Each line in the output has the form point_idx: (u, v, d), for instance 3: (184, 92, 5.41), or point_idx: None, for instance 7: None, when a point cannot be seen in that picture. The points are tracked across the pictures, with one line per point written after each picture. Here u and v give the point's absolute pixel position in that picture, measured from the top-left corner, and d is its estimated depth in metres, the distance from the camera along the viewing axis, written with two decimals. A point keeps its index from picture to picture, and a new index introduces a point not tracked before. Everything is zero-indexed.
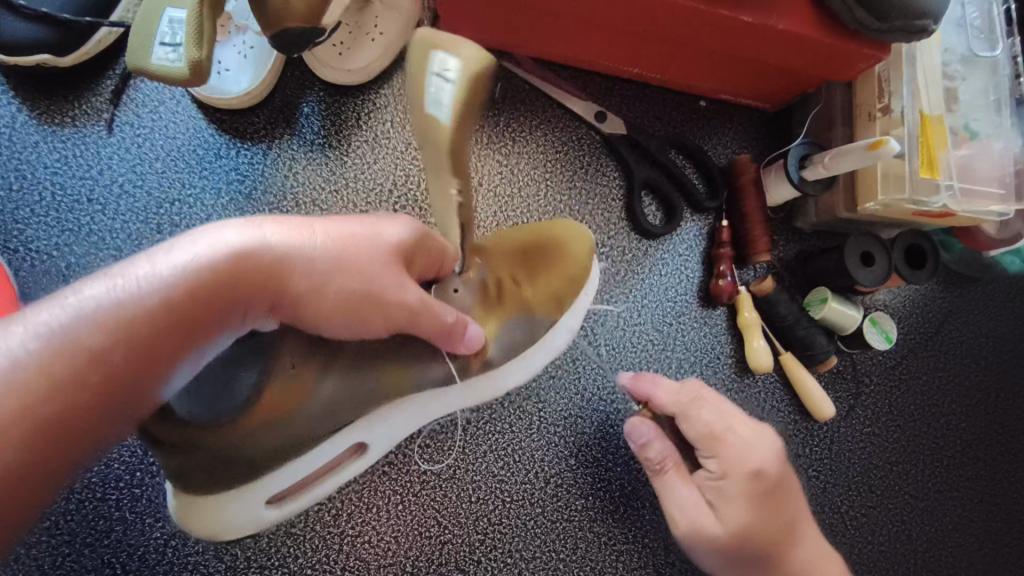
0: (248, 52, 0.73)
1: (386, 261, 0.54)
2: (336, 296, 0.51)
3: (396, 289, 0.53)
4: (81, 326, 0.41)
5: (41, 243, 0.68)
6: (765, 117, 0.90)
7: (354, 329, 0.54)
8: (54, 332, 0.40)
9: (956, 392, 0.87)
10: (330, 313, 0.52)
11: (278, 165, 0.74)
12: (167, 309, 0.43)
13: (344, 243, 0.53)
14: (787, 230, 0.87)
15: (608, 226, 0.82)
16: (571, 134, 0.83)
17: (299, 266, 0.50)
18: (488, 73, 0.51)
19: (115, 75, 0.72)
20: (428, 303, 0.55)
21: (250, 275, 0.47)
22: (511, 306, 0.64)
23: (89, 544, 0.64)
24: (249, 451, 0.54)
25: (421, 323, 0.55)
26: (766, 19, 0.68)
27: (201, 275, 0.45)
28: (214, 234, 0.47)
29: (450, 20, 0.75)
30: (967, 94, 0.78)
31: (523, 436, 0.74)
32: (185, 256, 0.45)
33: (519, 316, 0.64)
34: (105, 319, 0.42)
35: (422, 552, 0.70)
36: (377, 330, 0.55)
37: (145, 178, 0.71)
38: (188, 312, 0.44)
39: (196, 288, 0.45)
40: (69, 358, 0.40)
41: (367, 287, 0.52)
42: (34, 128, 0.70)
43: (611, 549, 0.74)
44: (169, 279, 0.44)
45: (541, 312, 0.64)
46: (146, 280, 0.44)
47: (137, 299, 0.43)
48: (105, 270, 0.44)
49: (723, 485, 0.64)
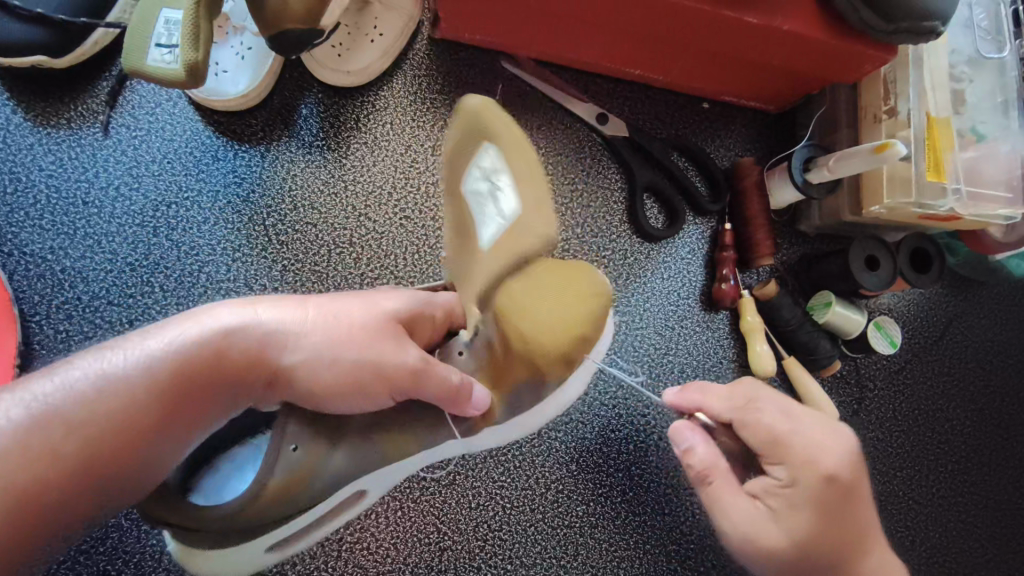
0: (246, 53, 0.72)
1: (383, 334, 0.54)
2: (328, 375, 0.52)
3: (392, 362, 0.52)
4: (68, 401, 0.44)
5: (36, 247, 0.67)
6: (769, 118, 0.89)
7: (357, 403, 0.54)
8: (43, 405, 0.44)
9: (961, 397, 0.86)
10: (328, 386, 0.52)
11: (276, 167, 0.73)
12: (149, 387, 0.46)
13: (338, 318, 0.54)
14: (791, 233, 0.86)
15: (609, 229, 0.81)
16: (573, 136, 0.82)
17: (289, 342, 0.51)
18: (534, 235, 0.48)
19: (111, 76, 0.71)
20: (431, 364, 0.53)
21: (235, 356, 0.49)
22: (519, 370, 0.56)
23: (85, 551, 0.63)
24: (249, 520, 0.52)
25: (424, 386, 0.53)
26: (771, 20, 0.67)
27: (185, 351, 0.47)
28: (206, 314, 0.50)
29: (451, 21, 0.75)
30: (974, 96, 0.77)
31: (524, 441, 0.74)
32: (172, 336, 0.48)
33: (528, 379, 0.57)
34: (91, 395, 0.45)
35: (421, 559, 0.69)
36: (381, 403, 0.54)
37: (141, 181, 0.70)
38: (171, 389, 0.47)
39: (179, 367, 0.47)
40: (53, 429, 0.43)
41: (363, 360, 0.52)
42: (30, 130, 0.69)
43: (612, 556, 0.74)
44: (155, 356, 0.47)
45: (551, 377, 0.57)
46: (133, 357, 0.46)
47: (122, 376, 0.46)
48: (100, 345, 0.48)
49: (794, 495, 0.54)
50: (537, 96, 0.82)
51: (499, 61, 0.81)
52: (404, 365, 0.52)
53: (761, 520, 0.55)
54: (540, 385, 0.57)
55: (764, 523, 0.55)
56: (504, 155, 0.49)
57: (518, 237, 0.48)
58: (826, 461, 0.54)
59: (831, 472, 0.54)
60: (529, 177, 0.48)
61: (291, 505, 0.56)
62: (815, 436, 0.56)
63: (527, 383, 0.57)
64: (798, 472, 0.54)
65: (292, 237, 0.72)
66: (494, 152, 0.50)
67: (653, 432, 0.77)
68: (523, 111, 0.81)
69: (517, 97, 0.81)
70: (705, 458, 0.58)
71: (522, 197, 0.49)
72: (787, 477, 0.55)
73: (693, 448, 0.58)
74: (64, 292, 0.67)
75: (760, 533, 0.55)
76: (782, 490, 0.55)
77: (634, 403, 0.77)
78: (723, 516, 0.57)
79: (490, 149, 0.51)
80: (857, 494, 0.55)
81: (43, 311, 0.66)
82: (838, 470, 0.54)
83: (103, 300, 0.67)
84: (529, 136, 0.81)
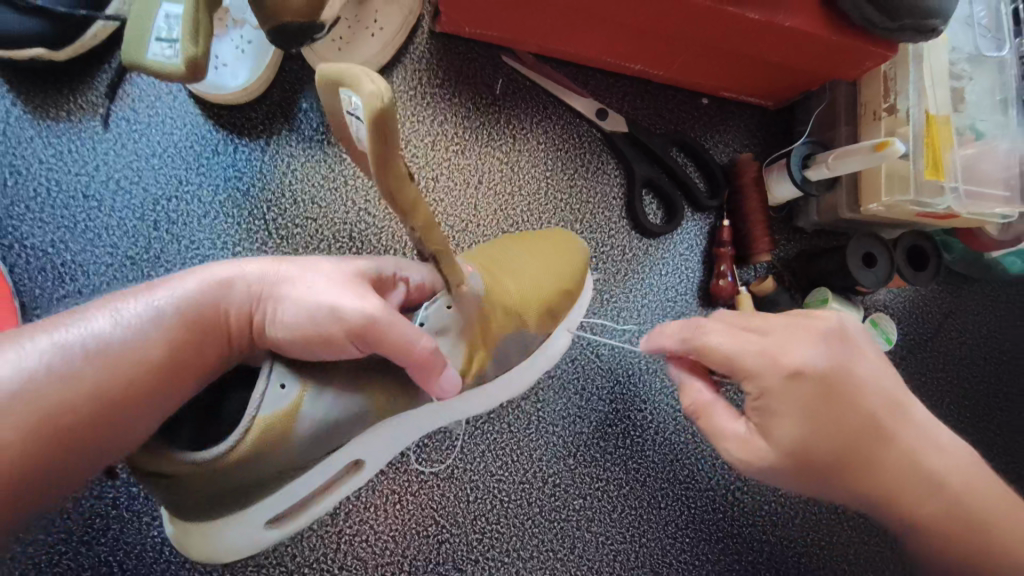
0: (246, 47, 0.72)
1: (351, 287, 0.53)
2: (310, 314, 0.51)
3: (353, 310, 0.51)
4: (88, 335, 0.45)
5: (36, 240, 0.67)
6: (768, 115, 0.89)
7: (322, 354, 0.51)
8: (64, 338, 0.44)
9: (954, 392, 0.87)
10: (290, 336, 0.50)
11: (276, 162, 0.73)
12: (161, 328, 0.47)
13: (313, 273, 0.54)
14: (788, 229, 0.87)
15: (608, 225, 0.82)
16: (571, 130, 0.82)
17: (270, 295, 0.52)
18: (369, 105, 0.35)
19: (110, 69, 0.71)
20: (392, 318, 0.51)
21: (234, 309, 0.50)
22: (506, 325, 0.60)
23: (86, 542, 0.64)
24: (243, 479, 0.49)
25: (387, 338, 0.51)
26: (773, 16, 0.67)
27: (183, 320, 0.48)
28: (200, 271, 0.52)
29: (452, 14, 0.75)
30: (974, 94, 0.77)
31: (522, 436, 0.74)
32: (177, 287, 0.49)
33: (514, 335, 0.61)
34: (110, 334, 0.46)
35: (419, 551, 0.70)
36: (345, 353, 0.52)
37: (142, 175, 0.71)
38: (181, 334, 0.47)
39: (188, 309, 0.48)
40: (73, 356, 0.44)
41: (326, 305, 0.51)
42: (29, 123, 0.69)
43: (608, 549, 0.74)
44: (157, 324, 0.47)
45: (533, 325, 0.62)
46: (144, 302, 0.48)
47: (135, 321, 0.47)
48: (106, 298, 0.49)
49: (768, 404, 0.54)
50: (537, 90, 0.82)
51: (500, 55, 0.81)
52: (364, 313, 0.51)
53: (753, 440, 0.56)
54: (524, 338, 0.62)
55: (754, 441, 0.56)
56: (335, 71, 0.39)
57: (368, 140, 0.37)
58: (787, 358, 0.54)
59: (794, 367, 0.53)
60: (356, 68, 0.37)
61: (290, 469, 0.53)
62: (785, 332, 0.55)
63: (513, 337, 0.61)
64: (765, 382, 0.54)
65: (291, 231, 0.72)
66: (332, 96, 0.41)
67: (649, 427, 0.78)
68: (525, 107, 0.81)
69: (517, 92, 0.81)
70: (694, 395, 0.60)
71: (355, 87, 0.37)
72: (756, 390, 0.54)
73: (684, 384, 0.61)
74: (64, 284, 0.67)
75: (750, 450, 0.56)
76: (757, 403, 0.55)
77: (632, 398, 0.78)
78: (720, 443, 0.58)
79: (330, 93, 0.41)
80: (851, 428, 0.53)
81: (45, 304, 0.66)
82: (802, 363, 0.53)
83: (104, 294, 0.67)
84: (529, 131, 0.81)
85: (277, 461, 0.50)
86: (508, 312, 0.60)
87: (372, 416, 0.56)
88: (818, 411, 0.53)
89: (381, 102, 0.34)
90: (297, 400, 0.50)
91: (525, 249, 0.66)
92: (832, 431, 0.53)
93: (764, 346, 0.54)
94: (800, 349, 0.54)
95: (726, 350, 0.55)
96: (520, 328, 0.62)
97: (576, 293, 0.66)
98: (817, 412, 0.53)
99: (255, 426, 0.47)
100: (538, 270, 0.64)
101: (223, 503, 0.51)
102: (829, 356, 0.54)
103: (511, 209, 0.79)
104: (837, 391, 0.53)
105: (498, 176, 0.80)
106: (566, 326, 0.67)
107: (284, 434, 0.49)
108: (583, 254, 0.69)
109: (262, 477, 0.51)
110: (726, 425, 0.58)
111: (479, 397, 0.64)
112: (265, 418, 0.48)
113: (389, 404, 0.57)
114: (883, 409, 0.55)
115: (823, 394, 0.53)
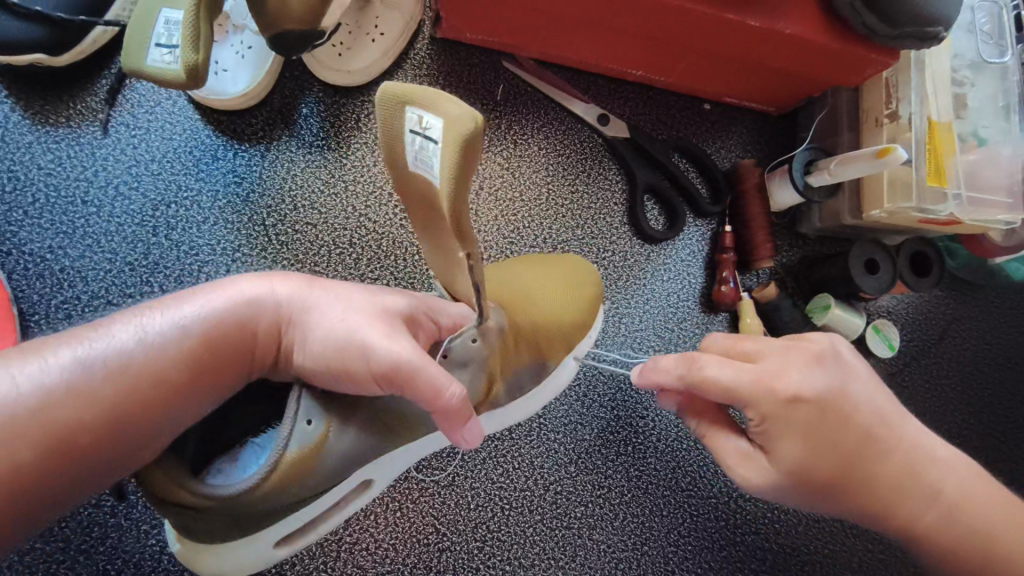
0: (246, 52, 0.72)
1: (382, 322, 0.51)
2: (338, 344, 0.49)
3: (384, 351, 0.48)
4: (109, 350, 0.44)
5: (34, 246, 0.67)
6: (770, 120, 0.89)
7: (348, 387, 0.50)
8: (88, 351, 0.44)
9: (958, 399, 0.86)
10: (317, 365, 0.50)
11: (276, 167, 0.73)
12: (182, 345, 0.46)
13: (342, 301, 0.52)
14: (790, 235, 0.87)
15: (610, 231, 0.81)
16: (572, 136, 0.82)
17: (297, 319, 0.51)
18: (462, 126, 0.37)
19: (110, 74, 0.71)
20: (423, 364, 0.47)
21: (264, 326, 0.50)
22: (526, 352, 0.62)
23: (84, 551, 0.63)
24: (262, 508, 0.49)
25: (414, 386, 0.47)
26: (773, 23, 0.67)
27: (194, 328, 0.47)
28: (232, 286, 0.51)
29: (452, 20, 0.74)
30: (976, 100, 0.77)
31: (523, 443, 0.74)
32: (205, 302, 0.49)
33: (533, 361, 0.63)
34: (132, 349, 0.45)
35: (419, 560, 0.69)
36: (371, 391, 0.50)
37: (140, 180, 0.70)
38: (202, 350, 0.47)
39: (213, 326, 0.48)
40: (93, 374, 0.43)
41: (356, 340, 0.49)
42: (28, 129, 0.69)
43: (609, 557, 0.74)
44: (167, 330, 0.46)
45: (551, 358, 0.64)
46: (170, 318, 0.47)
47: (157, 335, 0.46)
48: (134, 308, 0.48)
49: (769, 430, 0.54)
50: (538, 96, 0.82)
51: (501, 61, 0.81)
52: (393, 356, 0.48)
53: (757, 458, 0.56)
54: (541, 369, 0.64)
55: (757, 456, 0.56)
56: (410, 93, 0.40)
57: (445, 159, 0.39)
58: (781, 385, 0.53)
59: (791, 395, 0.53)
60: (443, 92, 0.39)
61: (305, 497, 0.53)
62: (780, 354, 0.55)
63: (531, 368, 0.63)
64: (763, 407, 0.53)
65: (291, 237, 0.72)
66: (399, 115, 0.42)
67: (651, 434, 0.78)
68: (527, 111, 0.81)
69: (519, 97, 0.81)
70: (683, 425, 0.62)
71: (440, 108, 0.38)
72: (755, 417, 0.54)
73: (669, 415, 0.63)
74: (63, 291, 0.66)
75: (754, 464, 0.56)
76: (758, 429, 0.54)
77: (633, 405, 0.78)
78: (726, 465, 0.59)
79: (393, 116, 0.42)
80: (853, 437, 0.53)
81: (42, 310, 0.65)
82: (799, 389, 0.53)
83: (102, 299, 0.67)
84: (530, 137, 0.81)
85: (303, 489, 0.51)
86: (528, 341, 0.62)
87: (384, 425, 0.55)
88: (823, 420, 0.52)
89: (476, 121, 0.36)
90: (324, 435, 0.50)
91: (540, 274, 0.67)
92: (836, 440, 0.53)
93: (759, 372, 0.54)
94: (803, 369, 0.54)
95: (724, 380, 0.54)
96: (540, 359, 0.63)
97: (589, 322, 0.67)
98: (820, 421, 0.52)
99: (283, 462, 0.48)
100: (555, 298, 0.65)
101: (229, 531, 0.50)
102: (828, 384, 0.53)
103: (513, 215, 0.79)
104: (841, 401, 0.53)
105: (499, 182, 0.79)
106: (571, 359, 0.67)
107: (309, 467, 0.50)
108: (596, 279, 0.69)
109: (277, 507, 0.51)
110: (727, 443, 0.59)
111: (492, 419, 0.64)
112: (294, 454, 0.48)
113: (396, 419, 0.56)
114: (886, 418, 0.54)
115: (826, 403, 0.53)
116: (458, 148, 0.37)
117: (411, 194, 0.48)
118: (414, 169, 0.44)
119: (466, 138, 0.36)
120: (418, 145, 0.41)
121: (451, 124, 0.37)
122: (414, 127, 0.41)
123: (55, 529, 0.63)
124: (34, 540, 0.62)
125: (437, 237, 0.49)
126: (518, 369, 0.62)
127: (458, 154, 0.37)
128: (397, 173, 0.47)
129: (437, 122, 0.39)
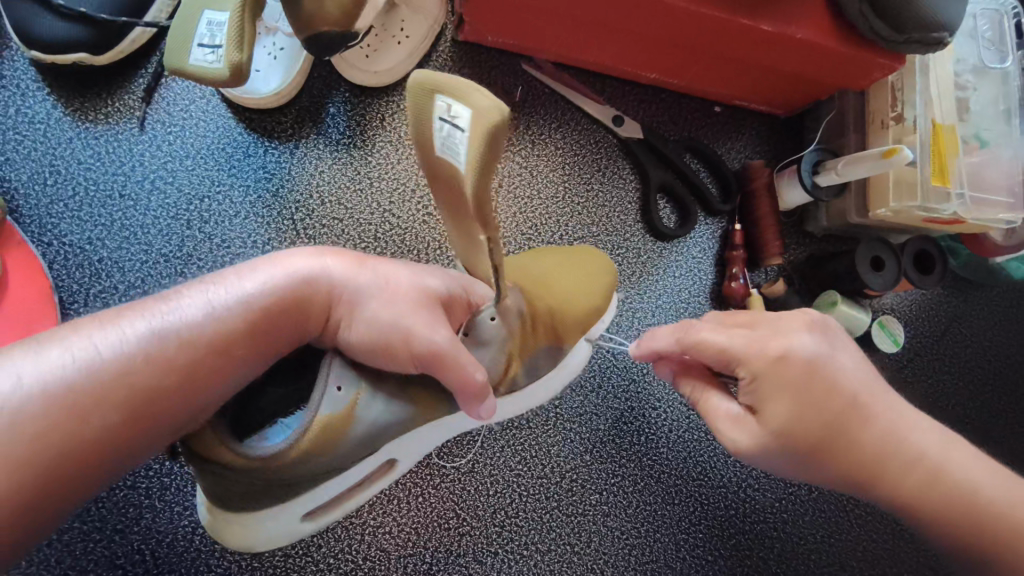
0: (278, 53, 0.75)
1: (421, 310, 0.54)
2: (383, 328, 0.53)
3: (424, 338, 0.53)
4: (180, 320, 0.47)
5: (74, 237, 0.69)
6: (778, 122, 0.92)
7: (385, 364, 0.54)
8: (157, 323, 0.46)
9: (961, 395, 0.89)
10: (361, 346, 0.53)
11: (305, 164, 0.76)
12: (245, 315, 0.49)
13: (386, 282, 0.55)
14: (798, 234, 0.89)
15: (624, 229, 0.84)
16: (589, 136, 0.85)
17: (346, 294, 0.54)
18: (489, 121, 0.37)
19: (147, 73, 0.74)
20: (457, 351, 0.53)
21: (317, 298, 0.52)
22: (542, 335, 0.64)
23: (120, 530, 0.66)
24: (289, 471, 0.50)
25: (445, 370, 0.53)
26: (786, 28, 0.70)
27: (253, 302, 0.50)
28: (286, 260, 0.53)
29: (475, 24, 0.77)
30: (977, 104, 0.80)
31: (541, 432, 0.76)
32: (263, 278, 0.51)
33: (548, 344, 0.65)
34: (200, 319, 0.48)
35: (441, 543, 0.72)
36: (404, 368, 0.55)
37: (176, 175, 0.73)
38: (258, 323, 0.49)
39: (273, 297, 0.50)
40: (168, 344, 0.46)
41: (400, 327, 0.53)
42: (69, 125, 0.71)
43: (623, 543, 0.76)
44: (223, 305, 0.49)
45: (566, 340, 0.67)
46: (230, 292, 0.50)
47: (222, 307, 0.49)
48: (195, 281, 0.51)
49: (759, 390, 0.56)
50: (555, 98, 0.85)
51: (520, 63, 0.84)
52: (434, 344, 0.52)
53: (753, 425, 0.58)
54: (556, 349, 0.66)
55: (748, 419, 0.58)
56: (439, 81, 0.40)
57: (471, 149, 0.39)
58: (775, 345, 0.56)
59: (779, 354, 0.55)
60: (471, 83, 0.39)
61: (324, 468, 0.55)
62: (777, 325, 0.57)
63: (546, 349, 0.66)
64: (755, 366, 0.56)
65: (318, 232, 0.75)
66: (429, 101, 0.42)
67: (662, 425, 0.80)
68: (543, 112, 0.84)
69: (536, 99, 0.84)
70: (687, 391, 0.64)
71: (468, 100, 0.39)
72: (746, 376, 0.56)
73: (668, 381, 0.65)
74: (100, 281, 0.69)
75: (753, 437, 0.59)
76: (749, 387, 0.57)
77: (646, 397, 0.80)
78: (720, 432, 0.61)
79: (421, 104, 0.43)
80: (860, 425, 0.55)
81: (81, 299, 0.68)
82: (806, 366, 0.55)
83: (139, 289, 0.70)
84: (547, 137, 0.84)
85: (328, 457, 0.52)
86: (544, 325, 0.64)
87: (413, 416, 0.58)
88: (838, 408, 0.55)
89: (501, 115, 0.36)
90: (354, 402, 0.52)
91: (557, 262, 0.70)
92: (849, 426, 0.55)
93: (754, 336, 0.57)
94: (799, 336, 0.56)
95: (719, 343, 0.58)
96: (555, 340, 0.66)
97: (602, 308, 0.69)
98: (830, 408, 0.55)
99: (314, 426, 0.49)
100: (570, 284, 0.68)
101: (254, 492, 0.52)
102: (818, 345, 0.56)
103: (531, 212, 0.82)
104: (853, 387, 0.55)
105: (518, 181, 0.82)
106: (583, 345, 0.70)
107: (339, 432, 0.51)
108: (612, 278, 0.71)
109: (307, 473, 0.53)
110: (721, 406, 0.60)
111: (513, 402, 0.68)
112: (325, 418, 0.50)
113: (427, 403, 0.59)
114: (892, 404, 0.56)
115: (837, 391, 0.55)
116: (482, 142, 0.38)
117: (438, 176, 0.49)
118: (438, 153, 0.44)
119: (490, 134, 0.37)
120: (446, 132, 0.42)
121: (477, 120, 0.38)
122: (442, 115, 0.41)
123: (91, 509, 0.65)
124: (72, 521, 0.65)
125: (462, 218, 0.50)
126: (534, 350, 0.64)
127: (482, 148, 0.38)
128: (425, 155, 0.47)
129: (464, 112, 0.39)
